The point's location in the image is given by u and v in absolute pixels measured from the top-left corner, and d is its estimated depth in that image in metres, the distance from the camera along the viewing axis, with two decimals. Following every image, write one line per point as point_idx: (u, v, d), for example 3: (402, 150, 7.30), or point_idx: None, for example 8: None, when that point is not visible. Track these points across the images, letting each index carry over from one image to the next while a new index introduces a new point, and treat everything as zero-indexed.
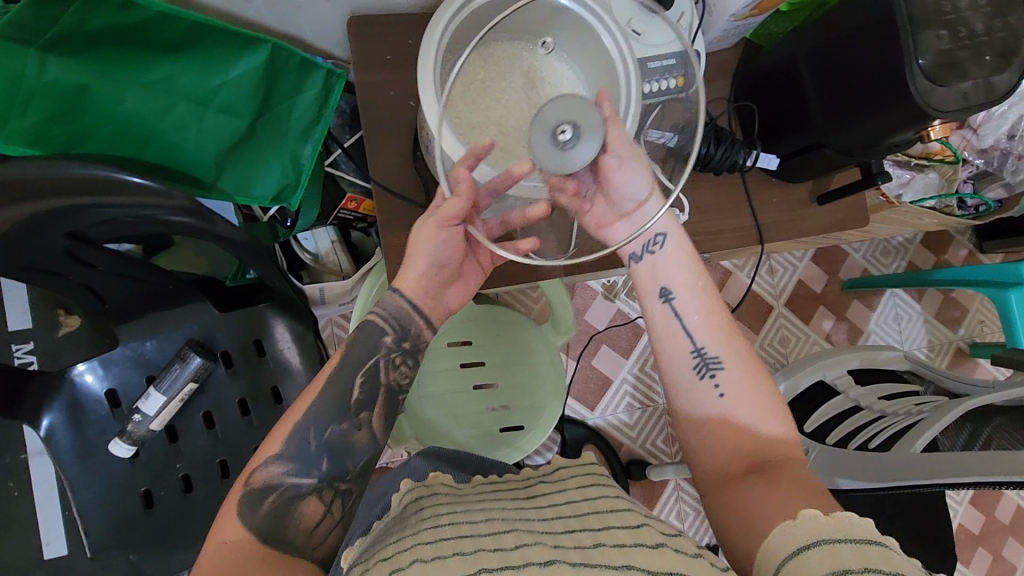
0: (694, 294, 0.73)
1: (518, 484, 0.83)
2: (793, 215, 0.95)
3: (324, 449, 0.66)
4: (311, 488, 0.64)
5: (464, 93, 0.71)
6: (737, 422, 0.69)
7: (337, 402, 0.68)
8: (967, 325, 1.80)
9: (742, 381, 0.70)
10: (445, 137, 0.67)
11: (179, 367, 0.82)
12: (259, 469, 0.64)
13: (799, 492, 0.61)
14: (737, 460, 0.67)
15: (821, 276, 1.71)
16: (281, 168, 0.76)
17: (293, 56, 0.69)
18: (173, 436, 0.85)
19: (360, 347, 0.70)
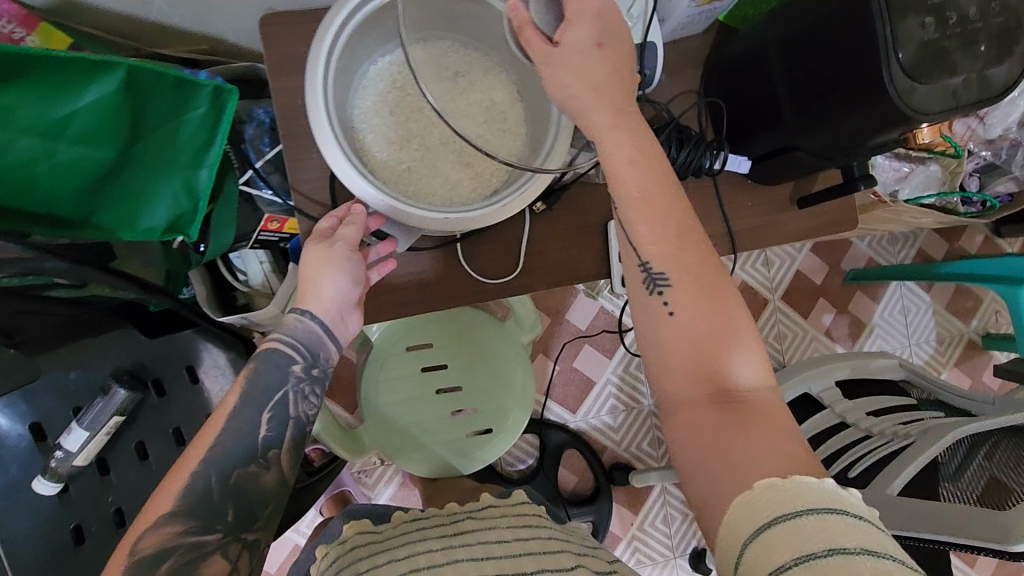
0: (648, 198, 0.55)
1: (441, 518, 0.75)
2: (771, 220, 0.86)
3: (228, 500, 0.56)
4: (215, 546, 0.55)
5: (379, 105, 0.64)
6: (696, 341, 0.54)
7: (241, 441, 0.58)
8: (980, 317, 1.69)
9: (698, 292, 0.55)
10: (336, 163, 0.58)
11: (103, 402, 0.77)
12: (147, 532, 0.52)
13: (775, 446, 0.49)
14: (697, 385, 0.53)
15: (821, 267, 1.61)
16: (171, 198, 0.66)
17: (164, 74, 0.58)
18: (104, 469, 0.81)
19: (263, 381, 0.61)
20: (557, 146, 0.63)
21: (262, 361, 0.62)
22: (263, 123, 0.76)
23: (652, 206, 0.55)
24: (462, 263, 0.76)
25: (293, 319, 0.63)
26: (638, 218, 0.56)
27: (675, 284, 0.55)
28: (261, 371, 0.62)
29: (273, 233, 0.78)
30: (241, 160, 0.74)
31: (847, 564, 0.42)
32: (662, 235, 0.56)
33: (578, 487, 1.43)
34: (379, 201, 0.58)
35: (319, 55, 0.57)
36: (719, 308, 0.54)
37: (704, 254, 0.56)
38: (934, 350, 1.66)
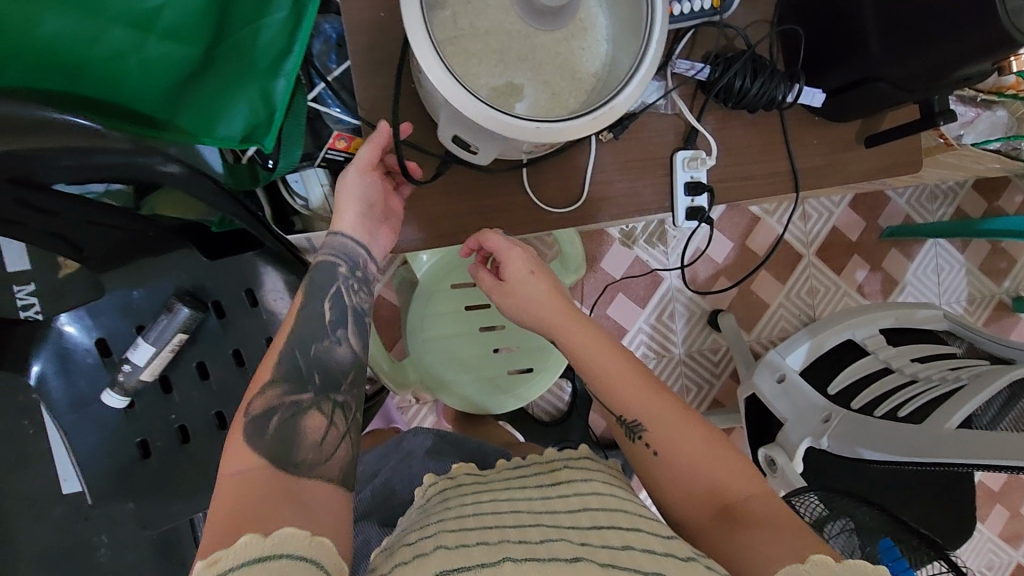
0: (649, 413, 0.62)
1: (540, 466, 0.70)
2: (837, 159, 0.84)
3: (313, 368, 0.61)
4: (310, 402, 0.59)
5: (460, 14, 0.61)
6: (686, 475, 0.60)
7: (312, 324, 0.64)
8: (1012, 278, 1.68)
9: (671, 430, 0.61)
10: (428, 63, 0.56)
11: (167, 318, 0.78)
12: (256, 397, 0.58)
13: (786, 540, 0.52)
14: (704, 514, 0.58)
15: (858, 223, 1.59)
16: (249, 104, 0.65)
17: None
18: (167, 387, 0.82)
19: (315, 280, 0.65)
20: (655, 49, 0.59)
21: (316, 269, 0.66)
22: (328, 39, 0.74)
23: (605, 380, 0.64)
24: (528, 192, 0.75)
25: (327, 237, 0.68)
26: (602, 389, 0.64)
27: (657, 434, 0.61)
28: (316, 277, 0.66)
29: (340, 153, 0.75)
30: (308, 77, 0.73)
31: None
32: (620, 390, 0.64)
33: (607, 431, 1.46)
34: (478, 109, 0.56)
35: None
36: (685, 428, 0.61)
37: (663, 395, 0.63)
38: (964, 310, 1.66)
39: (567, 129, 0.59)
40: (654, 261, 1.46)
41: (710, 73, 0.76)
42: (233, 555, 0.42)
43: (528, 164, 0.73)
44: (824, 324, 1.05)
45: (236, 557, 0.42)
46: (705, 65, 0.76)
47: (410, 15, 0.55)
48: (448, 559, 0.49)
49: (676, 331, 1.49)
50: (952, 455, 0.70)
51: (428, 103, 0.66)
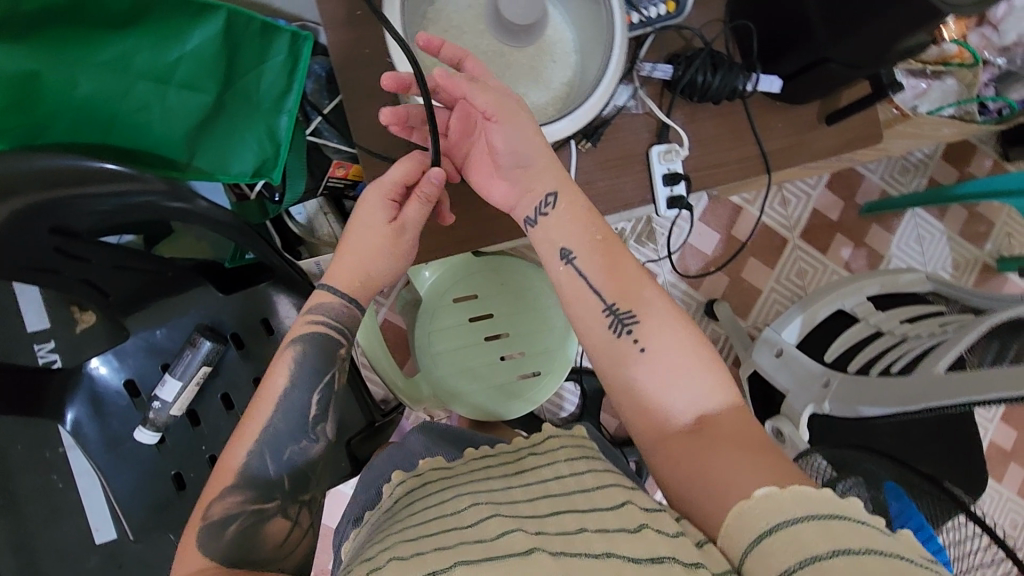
0: (643, 311, 0.64)
1: (508, 456, 0.73)
2: (802, 139, 0.90)
3: (283, 473, 0.66)
4: (275, 509, 0.64)
5: (440, 42, 0.67)
6: (667, 375, 0.61)
7: (292, 421, 0.66)
8: (993, 240, 1.74)
9: (661, 328, 0.63)
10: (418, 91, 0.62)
11: (191, 353, 0.83)
12: (216, 502, 0.62)
13: (751, 458, 0.54)
14: (673, 425, 0.60)
15: (837, 202, 1.66)
16: (259, 142, 0.74)
17: (251, 21, 0.67)
18: (195, 420, 0.86)
19: (314, 360, 0.69)
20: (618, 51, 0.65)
21: (306, 342, 0.69)
22: (319, 77, 0.80)
23: (598, 267, 0.66)
24: None
25: (321, 296, 0.69)
26: (595, 277, 0.66)
27: (644, 329, 0.63)
28: (306, 355, 0.69)
29: (339, 180, 0.81)
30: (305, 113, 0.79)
31: (826, 530, 0.45)
32: (615, 283, 0.65)
33: (619, 429, 1.49)
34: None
35: None
36: (676, 332, 0.63)
37: (659, 296, 0.65)
38: (951, 275, 1.71)
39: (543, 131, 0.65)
40: (646, 259, 1.51)
41: (674, 72, 0.82)
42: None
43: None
44: (815, 296, 1.09)
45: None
46: (668, 65, 0.82)
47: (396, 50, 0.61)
48: (402, 568, 0.50)
49: None
50: (946, 397, 0.73)
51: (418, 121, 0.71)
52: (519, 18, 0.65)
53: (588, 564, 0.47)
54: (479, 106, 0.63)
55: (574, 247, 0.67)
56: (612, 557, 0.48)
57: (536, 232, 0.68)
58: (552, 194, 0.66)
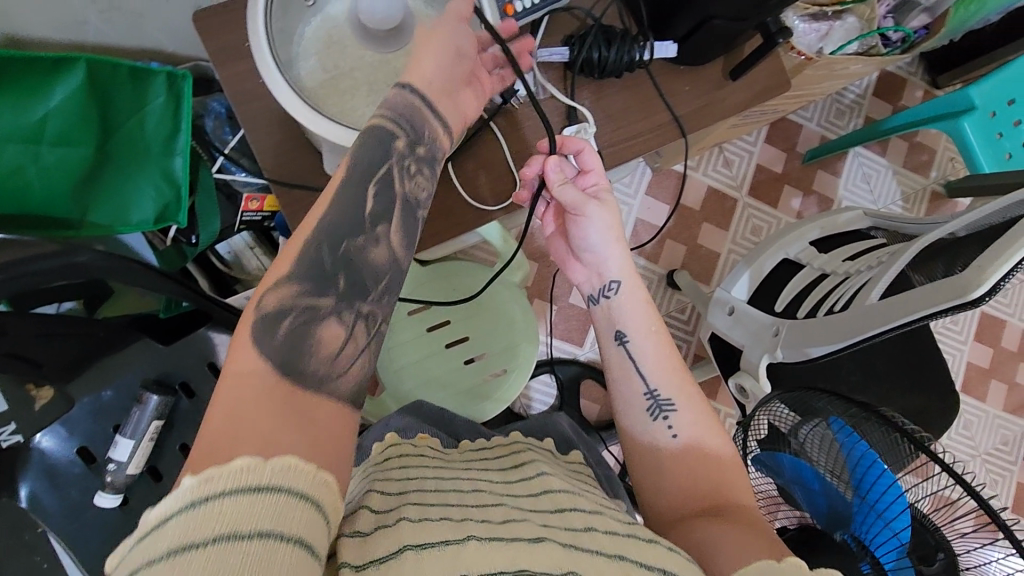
0: (682, 398, 0.70)
1: (501, 449, 0.75)
2: (712, 98, 0.91)
3: (339, 267, 0.53)
4: (330, 309, 0.51)
5: (321, 61, 0.68)
6: (692, 459, 0.67)
7: (347, 214, 0.54)
8: (938, 168, 1.76)
9: (696, 418, 0.69)
10: (298, 110, 0.61)
11: (139, 410, 0.82)
12: (269, 292, 0.50)
13: (751, 533, 0.57)
14: (690, 502, 0.64)
15: (779, 155, 1.67)
16: (155, 186, 0.75)
17: (117, 67, 0.69)
18: (157, 476, 0.86)
19: (367, 155, 0.57)
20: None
21: (370, 137, 0.58)
22: (220, 115, 0.80)
23: (655, 345, 0.73)
24: (439, 200, 0.81)
25: (393, 92, 0.61)
26: (644, 348, 0.73)
27: (683, 420, 0.68)
28: (364, 148, 0.57)
29: (255, 213, 0.81)
30: (209, 153, 0.79)
31: None
32: (668, 370, 0.72)
33: (602, 413, 1.49)
34: (355, 137, 0.62)
35: (256, 16, 0.61)
36: (705, 413, 0.70)
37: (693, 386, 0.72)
38: (902, 208, 1.74)
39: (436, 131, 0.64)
40: None
41: (570, 53, 0.83)
42: (173, 501, 0.36)
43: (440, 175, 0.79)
44: (759, 250, 1.10)
45: (192, 491, 0.36)
46: (564, 48, 0.83)
47: (271, 80, 0.60)
48: (408, 533, 0.46)
49: None
50: (874, 325, 0.74)
51: (316, 143, 0.71)
52: (380, 25, 0.65)
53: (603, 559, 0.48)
54: (584, 164, 0.75)
55: (630, 330, 0.74)
56: (623, 559, 0.49)
57: (599, 310, 0.77)
58: (617, 281, 0.75)
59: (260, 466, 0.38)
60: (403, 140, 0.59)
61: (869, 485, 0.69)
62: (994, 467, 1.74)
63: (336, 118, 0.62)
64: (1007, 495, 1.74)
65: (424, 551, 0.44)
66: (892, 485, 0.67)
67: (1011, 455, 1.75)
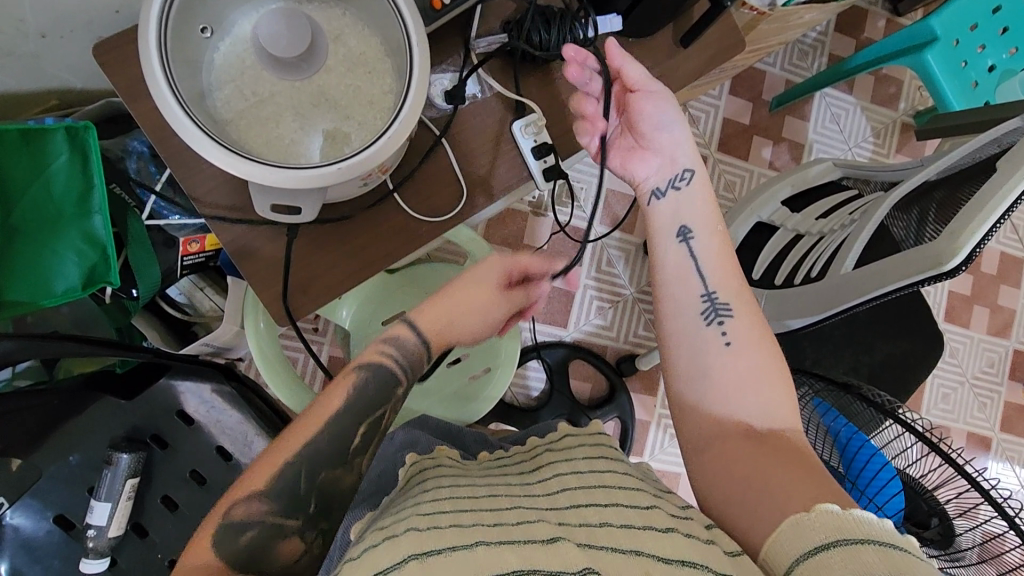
0: (740, 307, 0.64)
1: (523, 455, 0.67)
2: (665, 68, 0.86)
3: (313, 493, 0.58)
4: (294, 529, 0.57)
5: (236, 91, 0.62)
6: (745, 377, 0.61)
7: (332, 444, 0.59)
8: (907, 98, 1.73)
9: (753, 335, 0.63)
10: (212, 154, 0.56)
11: (110, 471, 0.79)
12: (237, 505, 0.55)
13: (803, 473, 0.52)
14: (732, 424, 0.59)
15: (745, 105, 1.62)
16: (77, 249, 0.69)
17: (6, 131, 0.64)
18: (143, 531, 0.84)
19: (370, 394, 0.63)
20: (418, 49, 0.60)
21: (369, 372, 0.64)
22: (143, 154, 0.76)
23: (721, 257, 0.67)
24: (394, 214, 0.77)
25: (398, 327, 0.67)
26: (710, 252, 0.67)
27: (739, 331, 0.63)
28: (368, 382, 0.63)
29: (197, 255, 0.77)
30: (136, 198, 0.74)
31: (850, 556, 0.41)
32: (731, 276, 0.66)
33: (594, 391, 1.49)
34: (283, 175, 0.57)
35: (149, 54, 0.55)
36: (767, 343, 0.63)
37: (754, 303, 0.66)
38: (874, 145, 1.71)
39: (365, 158, 0.59)
40: (574, 217, 1.48)
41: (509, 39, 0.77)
42: None
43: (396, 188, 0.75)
44: (731, 216, 1.07)
45: None
46: (504, 35, 0.77)
47: (179, 127, 0.55)
48: (424, 539, 0.42)
49: (620, 274, 1.51)
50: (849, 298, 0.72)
51: None
52: (289, 52, 0.59)
53: (619, 560, 0.41)
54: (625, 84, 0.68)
55: (696, 228, 0.68)
56: (639, 555, 0.42)
57: (661, 203, 0.69)
58: (689, 169, 0.69)
59: None
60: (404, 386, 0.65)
61: (858, 463, 0.72)
62: (983, 390, 1.77)
63: (255, 156, 0.58)
64: (996, 415, 1.78)
65: (428, 557, 0.40)
66: (878, 458, 0.71)
67: (997, 376, 1.78)
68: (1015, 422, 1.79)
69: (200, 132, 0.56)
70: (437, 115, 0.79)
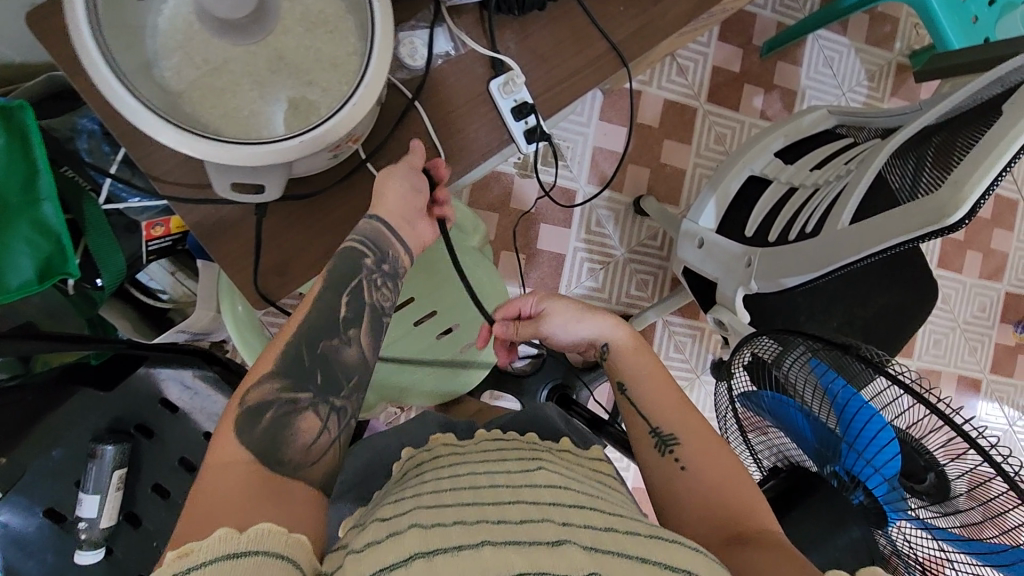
0: (685, 430, 0.66)
1: (522, 444, 0.62)
2: (650, 15, 0.80)
3: (315, 363, 0.59)
4: (306, 403, 0.56)
5: (186, 58, 0.56)
6: (710, 494, 0.61)
7: (324, 317, 0.61)
8: (902, 38, 1.66)
9: (705, 450, 0.64)
10: (164, 136, 0.53)
11: (95, 464, 0.77)
12: (253, 389, 0.55)
13: (779, 561, 0.51)
14: (713, 534, 0.58)
15: (736, 52, 1.55)
16: (27, 238, 0.65)
17: None
18: (136, 520, 0.83)
19: (341, 266, 0.63)
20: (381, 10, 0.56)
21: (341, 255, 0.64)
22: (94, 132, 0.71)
23: (653, 384, 0.70)
24: (368, 187, 0.73)
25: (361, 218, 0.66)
26: (645, 391, 0.70)
27: (687, 449, 0.64)
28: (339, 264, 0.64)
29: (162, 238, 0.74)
30: (91, 180, 0.70)
31: None
32: (671, 411, 0.68)
33: None
34: (243, 156, 0.54)
35: (82, 28, 0.50)
36: (719, 450, 0.64)
37: (699, 418, 0.67)
38: (868, 88, 1.65)
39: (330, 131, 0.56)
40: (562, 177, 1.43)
41: None
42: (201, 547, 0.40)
43: (368, 158, 0.71)
44: (722, 171, 1.03)
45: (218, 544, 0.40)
46: None
47: (128, 108, 0.52)
48: (422, 537, 0.41)
49: (610, 234, 1.48)
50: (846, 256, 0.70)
51: None
52: (237, 12, 0.53)
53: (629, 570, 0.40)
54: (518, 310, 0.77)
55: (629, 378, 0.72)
56: (646, 562, 0.42)
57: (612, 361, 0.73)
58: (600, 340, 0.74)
59: (237, 533, 0.41)
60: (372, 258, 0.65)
61: (856, 425, 0.69)
62: (973, 334, 1.78)
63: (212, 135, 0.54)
64: (986, 358, 1.79)
65: (432, 558, 0.39)
66: (877, 421, 0.67)
67: (988, 319, 1.79)
68: (1004, 363, 1.81)
69: (148, 114, 0.52)
70: (407, 77, 0.74)
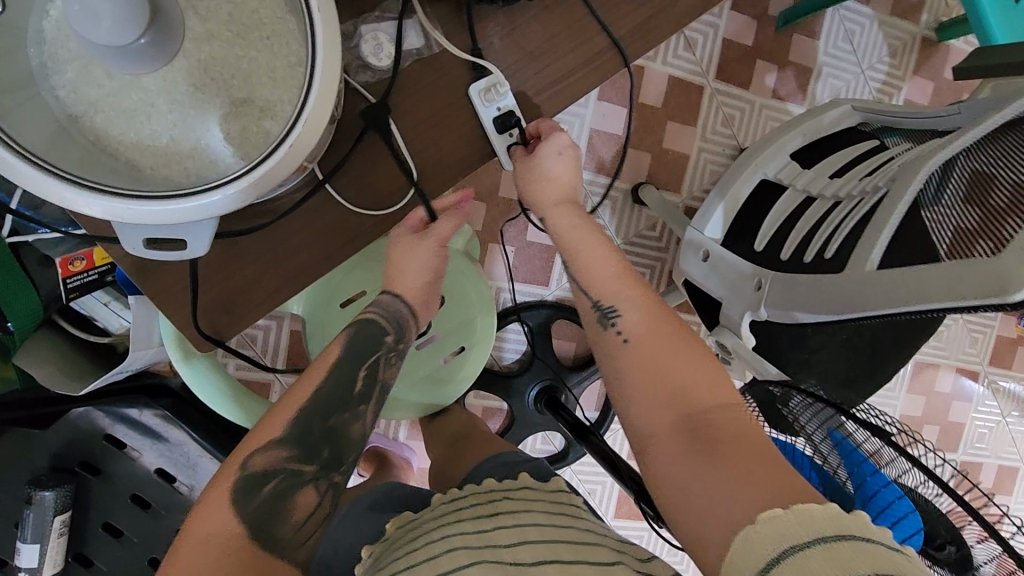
0: (628, 306, 0.66)
1: (478, 498, 0.62)
2: (661, 2, 0.68)
3: (325, 437, 0.61)
4: (312, 475, 0.59)
5: (81, 76, 0.46)
6: (653, 373, 0.60)
7: (340, 387, 0.64)
8: (929, 8, 1.53)
9: (646, 326, 0.64)
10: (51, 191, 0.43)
11: (33, 511, 0.70)
12: (259, 454, 0.57)
13: (750, 474, 0.49)
14: (660, 416, 0.57)
15: (749, 23, 1.41)
16: None
17: None
18: (86, 562, 0.76)
19: (360, 341, 0.67)
20: (319, 6, 0.44)
21: (358, 326, 0.67)
22: None
23: (590, 257, 0.70)
24: (326, 210, 0.62)
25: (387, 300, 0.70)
26: (583, 269, 0.70)
27: (630, 326, 0.65)
28: (358, 335, 0.67)
29: (83, 272, 0.70)
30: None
31: (832, 554, 0.41)
32: (612, 286, 0.68)
33: (579, 350, 1.41)
34: (150, 213, 0.44)
35: None
36: (665, 330, 0.64)
37: (645, 297, 0.67)
38: (889, 65, 1.52)
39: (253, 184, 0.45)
40: None
41: None
42: None
43: (326, 178, 0.61)
44: (731, 174, 0.94)
45: None
46: None
47: (26, 179, 0.43)
48: None
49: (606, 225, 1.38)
50: (874, 307, 0.60)
51: None
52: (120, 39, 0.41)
53: None
54: (523, 151, 0.67)
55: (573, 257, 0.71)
56: None
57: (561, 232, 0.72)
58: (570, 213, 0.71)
59: None
60: (393, 335, 0.69)
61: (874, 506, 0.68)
62: (976, 325, 1.72)
63: (113, 185, 0.45)
64: (986, 350, 1.75)
65: None
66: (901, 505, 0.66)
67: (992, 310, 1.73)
68: (1004, 355, 1.76)
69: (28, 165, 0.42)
70: (372, 79, 0.62)
